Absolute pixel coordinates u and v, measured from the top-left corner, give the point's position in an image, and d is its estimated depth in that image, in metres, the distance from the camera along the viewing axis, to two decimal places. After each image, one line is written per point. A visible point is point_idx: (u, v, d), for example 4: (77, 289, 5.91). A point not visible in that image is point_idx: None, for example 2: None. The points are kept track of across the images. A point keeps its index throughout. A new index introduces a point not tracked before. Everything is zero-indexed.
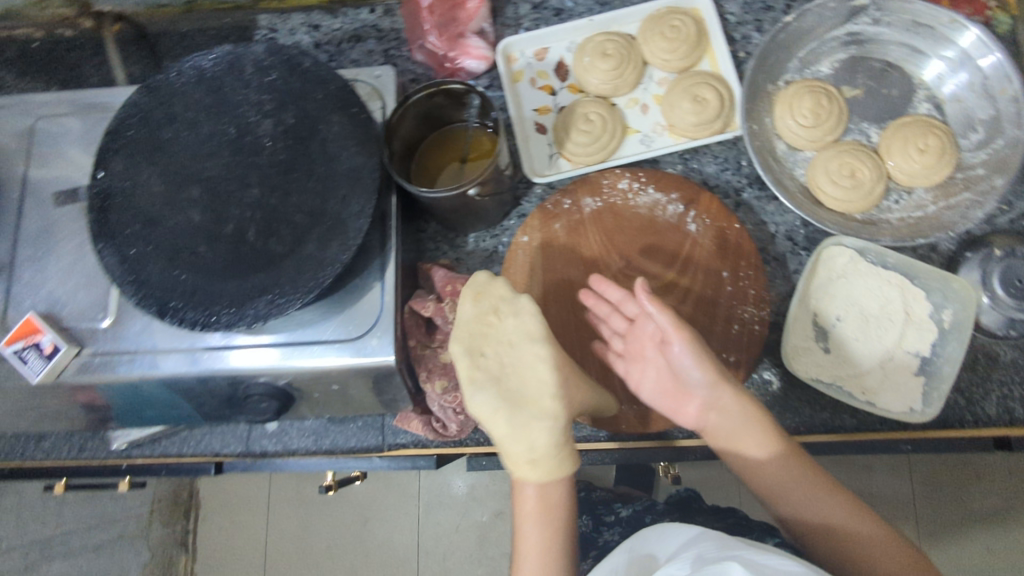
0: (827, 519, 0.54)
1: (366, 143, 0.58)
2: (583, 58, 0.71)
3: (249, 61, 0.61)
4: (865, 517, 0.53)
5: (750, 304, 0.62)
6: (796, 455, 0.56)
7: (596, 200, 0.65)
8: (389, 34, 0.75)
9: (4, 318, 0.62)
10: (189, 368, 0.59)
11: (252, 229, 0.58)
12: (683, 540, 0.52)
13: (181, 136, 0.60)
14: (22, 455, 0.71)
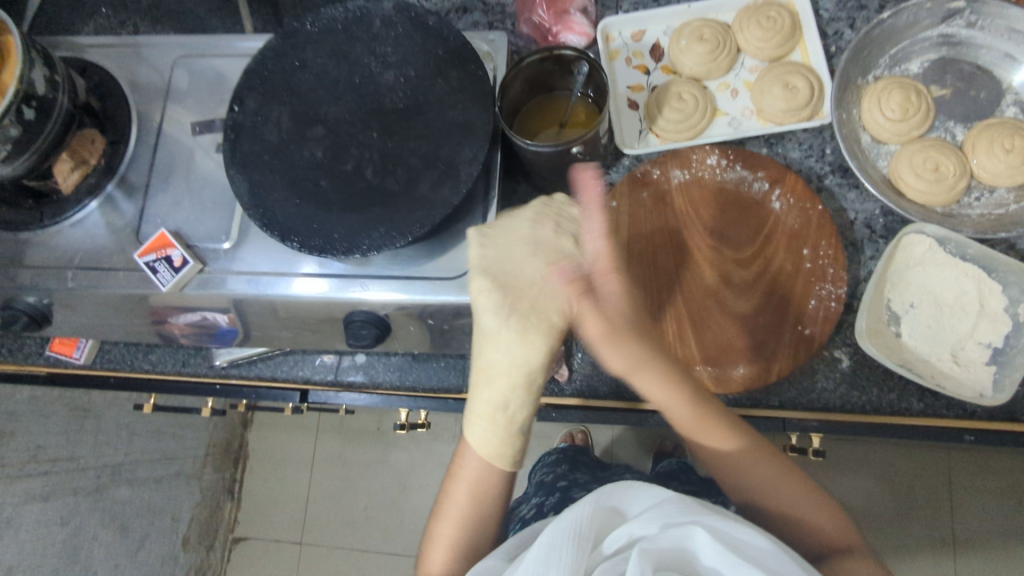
0: (801, 517, 0.56)
1: (479, 99, 0.63)
2: (679, 41, 0.74)
3: (378, 17, 0.67)
4: (821, 511, 0.57)
5: (827, 282, 0.64)
6: (751, 449, 0.59)
7: (685, 172, 0.69)
8: (494, 8, 0.80)
9: (137, 233, 0.69)
10: (250, 291, 0.65)
11: (370, 168, 0.63)
12: (651, 502, 0.50)
13: (310, 80, 0.66)
14: (131, 364, 0.78)
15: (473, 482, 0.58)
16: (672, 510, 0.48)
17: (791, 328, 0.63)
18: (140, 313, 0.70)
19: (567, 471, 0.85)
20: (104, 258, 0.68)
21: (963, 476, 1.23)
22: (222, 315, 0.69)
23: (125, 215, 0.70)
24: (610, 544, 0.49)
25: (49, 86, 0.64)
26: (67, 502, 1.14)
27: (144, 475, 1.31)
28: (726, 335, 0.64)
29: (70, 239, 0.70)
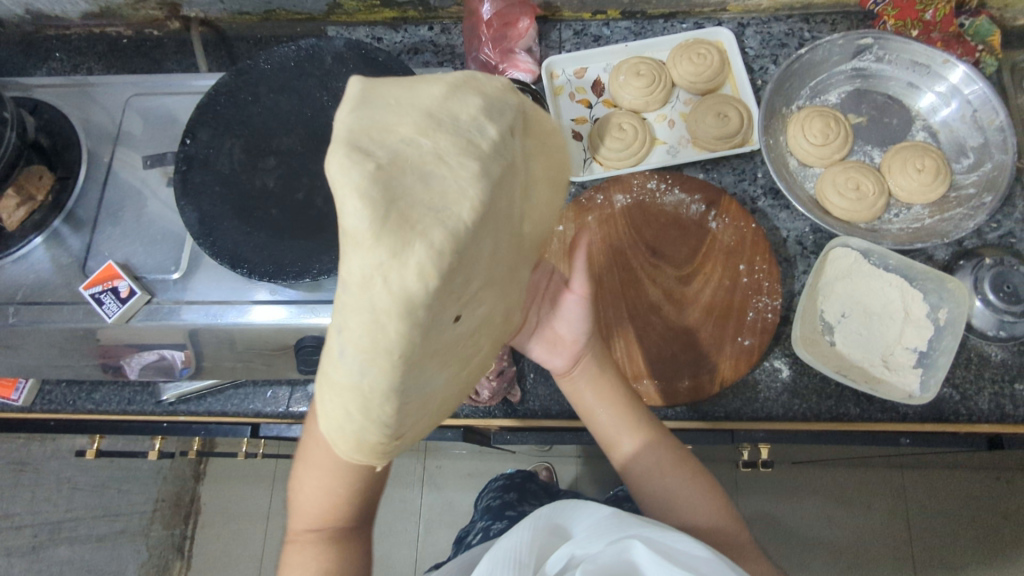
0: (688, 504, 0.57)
1: None
2: (618, 77, 0.79)
3: (330, 54, 0.70)
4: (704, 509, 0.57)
5: (764, 295, 0.67)
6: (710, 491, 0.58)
7: (627, 197, 0.72)
8: (445, 49, 0.85)
9: (83, 268, 0.68)
10: (202, 321, 0.64)
11: (321, 196, 0.64)
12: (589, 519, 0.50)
13: (262, 113, 0.68)
14: (73, 406, 0.76)
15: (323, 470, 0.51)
16: (610, 525, 0.47)
17: (733, 340, 0.66)
18: (94, 350, 0.69)
19: (517, 497, 0.83)
20: (47, 293, 0.67)
21: (916, 494, 1.25)
22: (178, 351, 0.68)
23: (72, 250, 0.69)
24: (552, 565, 0.47)
25: None
26: None
27: None
28: (671, 349, 0.66)
29: (12, 276, 0.68)
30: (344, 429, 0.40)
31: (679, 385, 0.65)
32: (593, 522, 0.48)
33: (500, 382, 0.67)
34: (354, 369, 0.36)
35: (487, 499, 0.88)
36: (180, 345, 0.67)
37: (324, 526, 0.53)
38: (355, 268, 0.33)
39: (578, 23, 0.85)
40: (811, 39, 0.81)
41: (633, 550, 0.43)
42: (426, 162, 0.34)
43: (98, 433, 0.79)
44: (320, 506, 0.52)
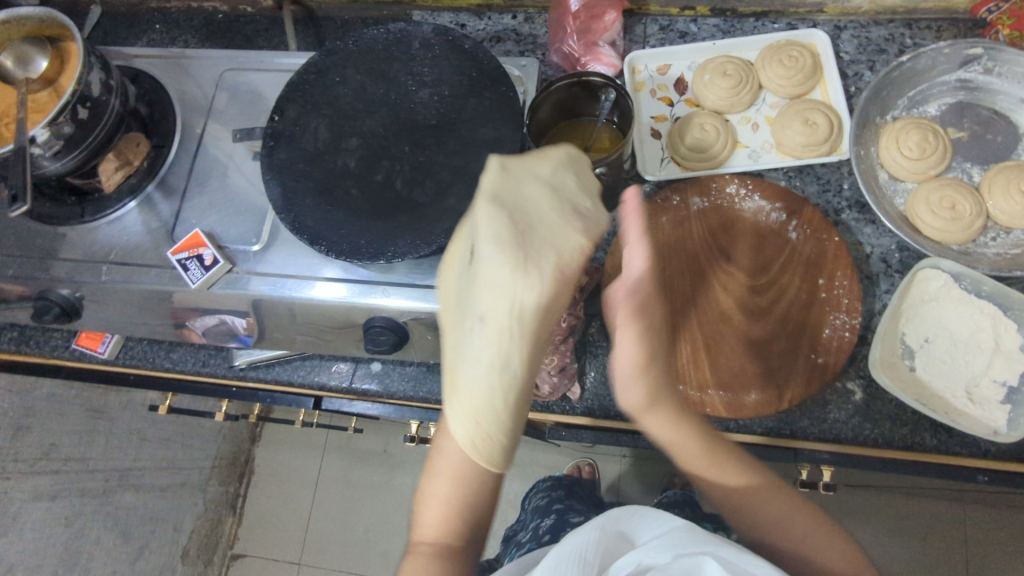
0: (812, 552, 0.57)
1: (507, 118, 0.66)
2: (703, 76, 0.77)
3: (416, 39, 0.71)
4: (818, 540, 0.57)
5: (842, 312, 0.64)
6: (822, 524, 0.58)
7: (704, 201, 0.71)
8: (527, 38, 0.85)
9: (170, 233, 0.72)
10: (268, 292, 0.67)
11: (400, 179, 0.65)
12: (660, 529, 0.49)
13: (348, 95, 0.69)
14: (152, 362, 0.80)
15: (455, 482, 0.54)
16: (681, 537, 0.46)
17: (805, 357, 0.63)
18: (170, 314, 0.73)
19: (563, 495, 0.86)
20: (137, 255, 0.71)
21: (978, 530, 1.20)
22: (241, 319, 0.71)
23: (162, 216, 0.73)
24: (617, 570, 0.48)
25: (103, 88, 0.68)
26: (73, 502, 1.18)
27: (151, 481, 1.31)
28: (739, 359, 0.64)
29: (106, 236, 0.72)
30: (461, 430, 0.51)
31: (744, 398, 0.63)
32: (663, 532, 0.48)
33: (561, 379, 0.67)
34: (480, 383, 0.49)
35: (535, 499, 0.90)
36: (243, 313, 0.70)
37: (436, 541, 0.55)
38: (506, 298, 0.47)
39: (665, 18, 0.83)
40: (913, 46, 0.77)
41: (703, 564, 0.43)
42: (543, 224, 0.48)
43: (172, 390, 0.83)
44: (438, 524, 0.55)
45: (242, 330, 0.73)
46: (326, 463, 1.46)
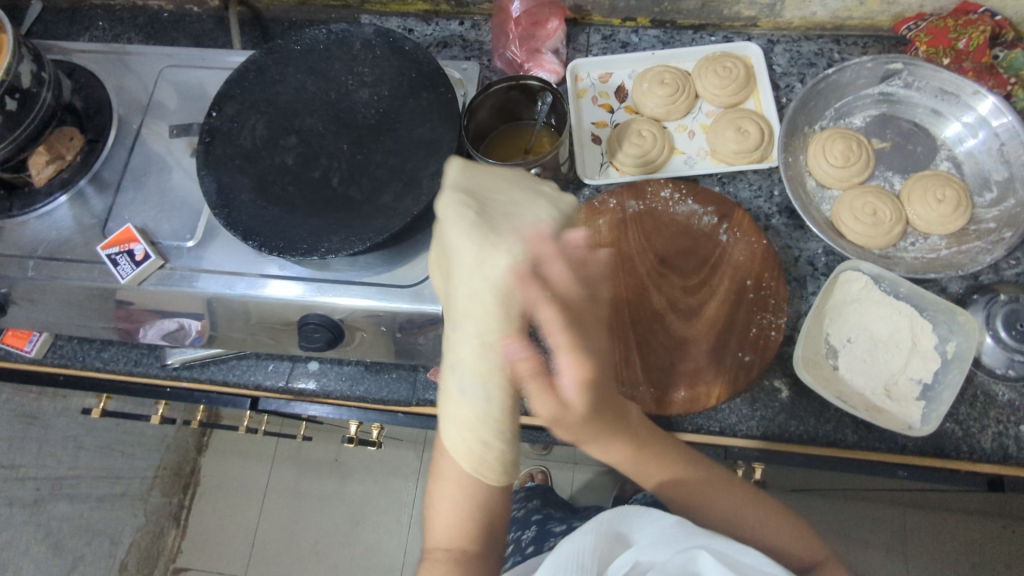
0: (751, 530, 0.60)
1: (446, 118, 0.67)
2: (642, 84, 0.80)
3: (358, 39, 0.72)
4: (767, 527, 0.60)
5: (768, 312, 0.66)
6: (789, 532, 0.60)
7: (639, 203, 0.72)
8: (473, 45, 0.87)
9: (101, 229, 0.70)
10: (219, 292, 0.66)
11: (337, 177, 0.65)
12: (656, 527, 0.49)
13: (288, 92, 0.69)
14: (81, 362, 0.77)
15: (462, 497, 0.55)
16: (674, 537, 0.47)
17: (733, 355, 0.65)
18: (114, 315, 0.71)
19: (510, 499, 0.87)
20: (66, 249, 0.69)
21: (918, 532, 1.23)
22: (194, 321, 0.70)
23: (93, 211, 0.71)
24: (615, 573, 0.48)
25: (33, 80, 0.67)
26: None
27: (88, 492, 1.26)
28: (669, 357, 0.65)
29: (35, 231, 0.71)
30: (453, 442, 0.53)
31: (670, 395, 0.64)
32: (660, 529, 0.49)
33: None
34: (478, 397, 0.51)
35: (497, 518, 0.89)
36: (196, 315, 0.69)
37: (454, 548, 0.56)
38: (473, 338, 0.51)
39: (607, 28, 0.86)
40: (841, 61, 0.80)
41: (698, 558, 0.44)
42: (508, 208, 0.53)
43: (103, 391, 0.81)
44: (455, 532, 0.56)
45: (193, 332, 0.71)
46: (275, 474, 1.43)
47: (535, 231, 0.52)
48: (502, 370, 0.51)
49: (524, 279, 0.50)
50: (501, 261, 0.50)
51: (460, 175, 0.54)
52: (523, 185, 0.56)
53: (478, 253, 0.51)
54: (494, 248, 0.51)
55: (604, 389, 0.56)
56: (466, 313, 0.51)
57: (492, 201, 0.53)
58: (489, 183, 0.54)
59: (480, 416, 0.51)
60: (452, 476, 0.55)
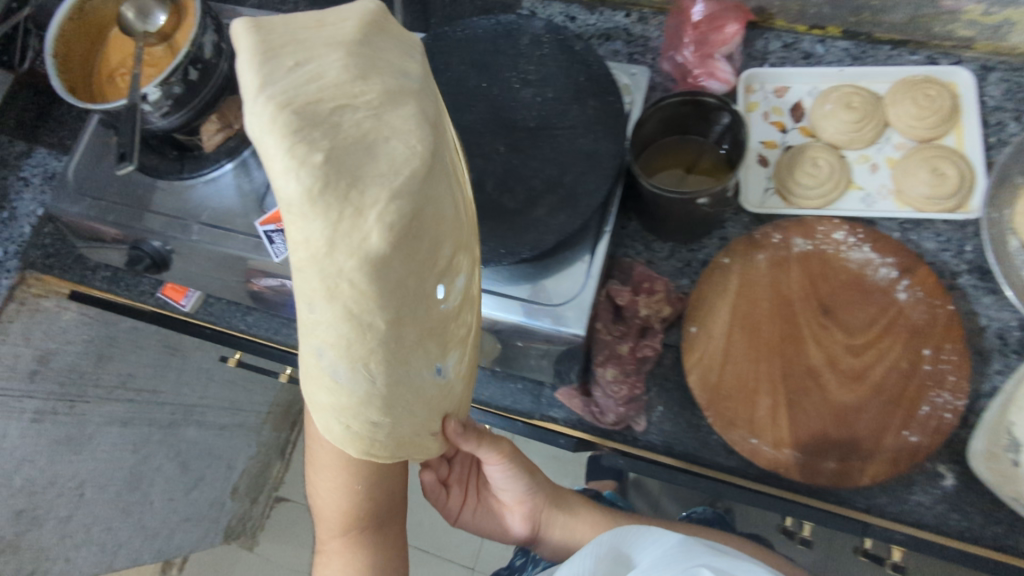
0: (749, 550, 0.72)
1: (613, 132, 0.63)
2: (823, 104, 0.72)
3: (527, 34, 0.68)
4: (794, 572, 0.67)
5: (944, 390, 0.60)
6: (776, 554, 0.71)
7: (807, 242, 0.66)
8: (638, 40, 0.81)
9: (259, 202, 0.73)
10: None
11: (491, 181, 0.63)
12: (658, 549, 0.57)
13: (451, 84, 0.68)
14: (227, 321, 0.84)
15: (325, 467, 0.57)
16: (676, 557, 0.53)
17: (897, 431, 0.60)
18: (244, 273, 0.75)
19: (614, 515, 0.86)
20: (229, 219, 0.72)
21: None
22: None
23: (255, 182, 0.74)
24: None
25: (214, 51, 0.69)
26: (140, 432, 1.20)
27: (212, 418, 1.37)
28: (822, 423, 0.61)
29: (201, 195, 0.74)
30: (328, 425, 0.43)
31: (819, 463, 0.60)
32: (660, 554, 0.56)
33: (630, 409, 0.66)
34: (359, 378, 0.39)
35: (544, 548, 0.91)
36: None
37: (346, 530, 0.61)
38: (317, 282, 0.33)
39: (790, 34, 0.77)
40: None
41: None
42: (366, 131, 0.31)
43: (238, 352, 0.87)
44: (336, 503, 0.59)
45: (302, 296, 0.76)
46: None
47: (411, 176, 0.32)
48: (379, 354, 0.37)
49: (412, 244, 0.33)
50: (374, 239, 0.31)
51: (266, 67, 0.31)
52: (376, 67, 0.33)
53: (330, 220, 0.30)
54: (357, 216, 0.31)
55: (808, 437, 0.61)
56: (312, 292, 0.34)
57: (334, 121, 0.31)
58: (320, 77, 0.31)
59: (358, 400, 0.40)
60: (335, 464, 0.56)
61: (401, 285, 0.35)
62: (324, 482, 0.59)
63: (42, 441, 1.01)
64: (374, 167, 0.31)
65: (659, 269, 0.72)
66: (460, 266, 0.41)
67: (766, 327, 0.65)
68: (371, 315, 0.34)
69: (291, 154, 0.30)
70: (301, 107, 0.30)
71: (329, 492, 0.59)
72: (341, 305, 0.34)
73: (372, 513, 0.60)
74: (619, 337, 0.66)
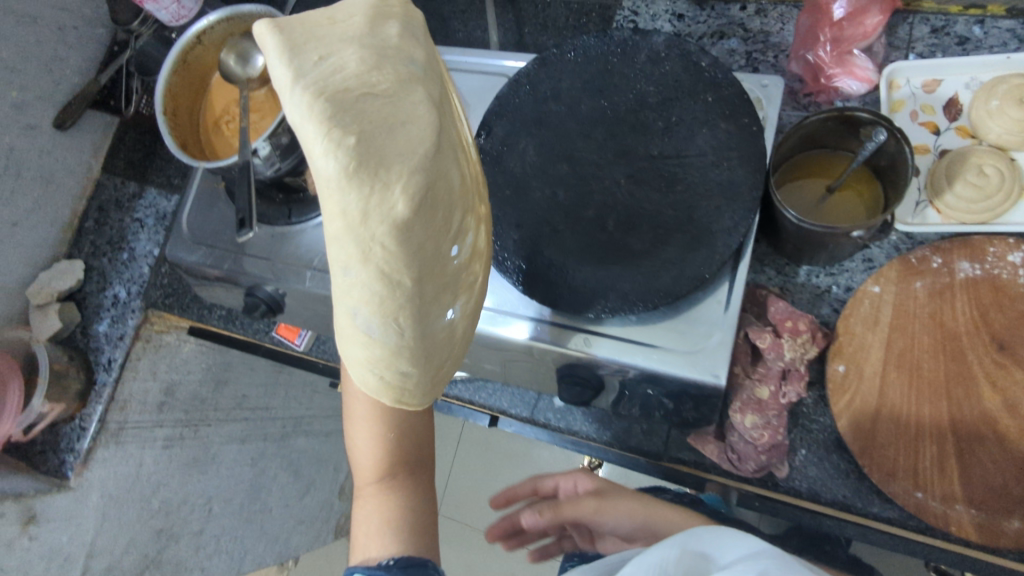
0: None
1: (749, 157, 0.57)
2: (987, 100, 0.62)
3: (644, 51, 0.63)
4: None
5: None
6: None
7: (975, 267, 0.59)
8: (757, 36, 0.73)
9: None
10: None
11: (613, 219, 0.59)
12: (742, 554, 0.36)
13: (561, 112, 0.63)
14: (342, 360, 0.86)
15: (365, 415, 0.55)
16: None
17: None
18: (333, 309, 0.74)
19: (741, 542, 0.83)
20: None
21: None
22: None
23: None
24: None
25: None
26: (257, 446, 1.25)
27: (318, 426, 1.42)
28: (1002, 476, 0.55)
29: (310, 240, 0.74)
30: (363, 378, 0.45)
31: (997, 520, 0.55)
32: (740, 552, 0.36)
33: (772, 455, 0.62)
34: (389, 331, 0.41)
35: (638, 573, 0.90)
36: None
37: (379, 478, 0.55)
38: (351, 246, 0.36)
39: (940, 16, 0.67)
40: None
41: None
42: (388, 114, 0.34)
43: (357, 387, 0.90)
44: (374, 453, 0.55)
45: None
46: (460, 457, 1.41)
47: (432, 152, 0.35)
48: (408, 308, 0.40)
49: (429, 212, 0.36)
50: (401, 207, 0.34)
51: (294, 63, 0.34)
52: (387, 58, 0.36)
53: (363, 195, 0.34)
54: (385, 190, 0.34)
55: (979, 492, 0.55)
56: (347, 257, 0.37)
57: (359, 108, 0.34)
58: (343, 71, 0.35)
59: (388, 351, 0.42)
60: (367, 413, 0.55)
61: (424, 241, 0.38)
62: (361, 438, 0.56)
63: (172, 464, 1.06)
64: (397, 142, 0.34)
65: (795, 298, 0.66)
66: (468, 226, 0.44)
67: (926, 362, 0.59)
68: (402, 273, 0.38)
69: (330, 133, 0.33)
70: (332, 97, 0.34)
71: (367, 447, 0.56)
72: (369, 260, 0.37)
73: (405, 456, 0.56)
74: (758, 380, 0.61)
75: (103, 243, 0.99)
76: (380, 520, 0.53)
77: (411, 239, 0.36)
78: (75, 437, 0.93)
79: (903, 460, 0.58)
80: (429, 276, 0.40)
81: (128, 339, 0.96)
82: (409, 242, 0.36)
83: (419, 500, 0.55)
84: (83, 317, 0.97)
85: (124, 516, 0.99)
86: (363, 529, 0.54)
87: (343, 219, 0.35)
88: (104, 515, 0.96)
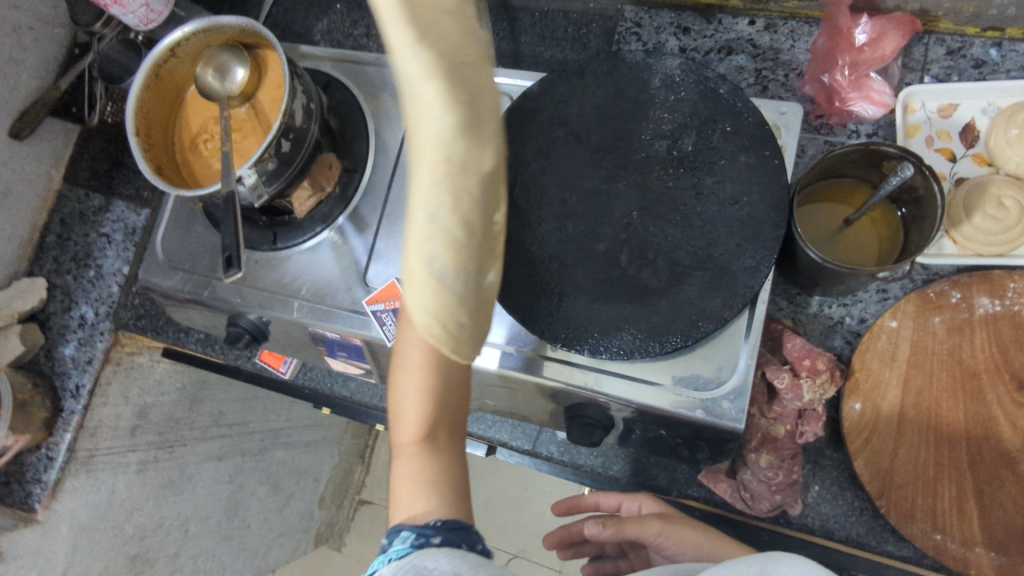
0: None
1: (770, 192, 0.55)
2: (1007, 129, 0.61)
3: (658, 75, 0.60)
4: None
5: None
6: None
7: (995, 303, 0.58)
8: (766, 53, 0.71)
9: (360, 276, 0.67)
10: None
11: (625, 253, 0.56)
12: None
13: (570, 139, 0.60)
14: (331, 388, 0.85)
15: (426, 356, 0.42)
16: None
17: None
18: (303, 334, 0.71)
19: None
20: (329, 295, 0.68)
21: None
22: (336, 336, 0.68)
23: (355, 254, 0.68)
24: None
25: (305, 116, 0.63)
26: (235, 463, 1.16)
27: (297, 438, 1.36)
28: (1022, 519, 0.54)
29: (297, 267, 0.69)
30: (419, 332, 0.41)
31: (1018, 565, 0.53)
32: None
33: (787, 495, 0.60)
34: (457, 276, 0.39)
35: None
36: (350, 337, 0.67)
37: (423, 438, 0.42)
38: (438, 182, 0.38)
39: (956, 38, 0.66)
40: None
41: None
42: (481, 81, 0.39)
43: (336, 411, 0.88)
44: (423, 405, 0.42)
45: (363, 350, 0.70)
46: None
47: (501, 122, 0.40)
48: (477, 258, 0.40)
49: (497, 177, 0.40)
50: (488, 164, 0.39)
51: (412, 15, 0.38)
52: (473, 35, 0.40)
53: (462, 134, 0.38)
54: (480, 145, 0.39)
55: (999, 536, 0.54)
56: (435, 200, 0.38)
57: (465, 73, 0.39)
58: (445, 36, 0.39)
59: (455, 299, 0.40)
60: (420, 347, 0.42)
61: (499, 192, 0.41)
62: (406, 389, 0.43)
63: (145, 488, 0.98)
64: (491, 103, 0.40)
65: (807, 330, 0.64)
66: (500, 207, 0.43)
67: (946, 400, 0.57)
68: (479, 220, 0.39)
69: (444, 74, 0.38)
70: (444, 56, 0.38)
71: (412, 396, 0.42)
72: (462, 193, 0.38)
73: (455, 418, 0.44)
74: (775, 420, 0.59)
75: (66, 259, 0.93)
76: (423, 479, 0.41)
77: (486, 189, 0.40)
78: (42, 467, 0.86)
79: (921, 499, 0.56)
80: (491, 236, 0.41)
81: (97, 363, 0.90)
82: (487, 195, 0.40)
83: (461, 463, 0.44)
84: (47, 339, 0.91)
85: (96, 544, 0.92)
86: (401, 490, 0.42)
87: (447, 157, 0.38)
88: (75, 545, 0.88)
